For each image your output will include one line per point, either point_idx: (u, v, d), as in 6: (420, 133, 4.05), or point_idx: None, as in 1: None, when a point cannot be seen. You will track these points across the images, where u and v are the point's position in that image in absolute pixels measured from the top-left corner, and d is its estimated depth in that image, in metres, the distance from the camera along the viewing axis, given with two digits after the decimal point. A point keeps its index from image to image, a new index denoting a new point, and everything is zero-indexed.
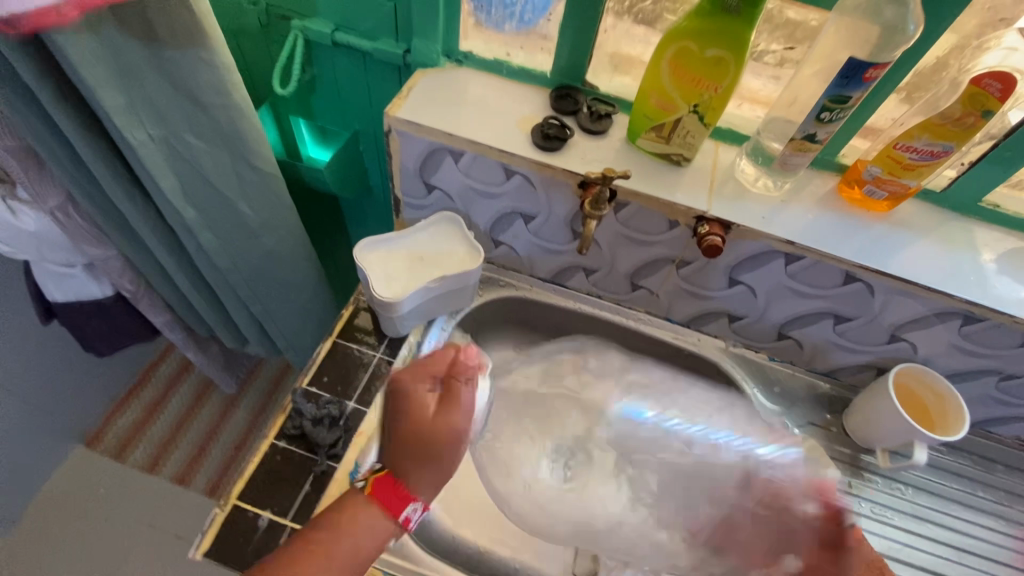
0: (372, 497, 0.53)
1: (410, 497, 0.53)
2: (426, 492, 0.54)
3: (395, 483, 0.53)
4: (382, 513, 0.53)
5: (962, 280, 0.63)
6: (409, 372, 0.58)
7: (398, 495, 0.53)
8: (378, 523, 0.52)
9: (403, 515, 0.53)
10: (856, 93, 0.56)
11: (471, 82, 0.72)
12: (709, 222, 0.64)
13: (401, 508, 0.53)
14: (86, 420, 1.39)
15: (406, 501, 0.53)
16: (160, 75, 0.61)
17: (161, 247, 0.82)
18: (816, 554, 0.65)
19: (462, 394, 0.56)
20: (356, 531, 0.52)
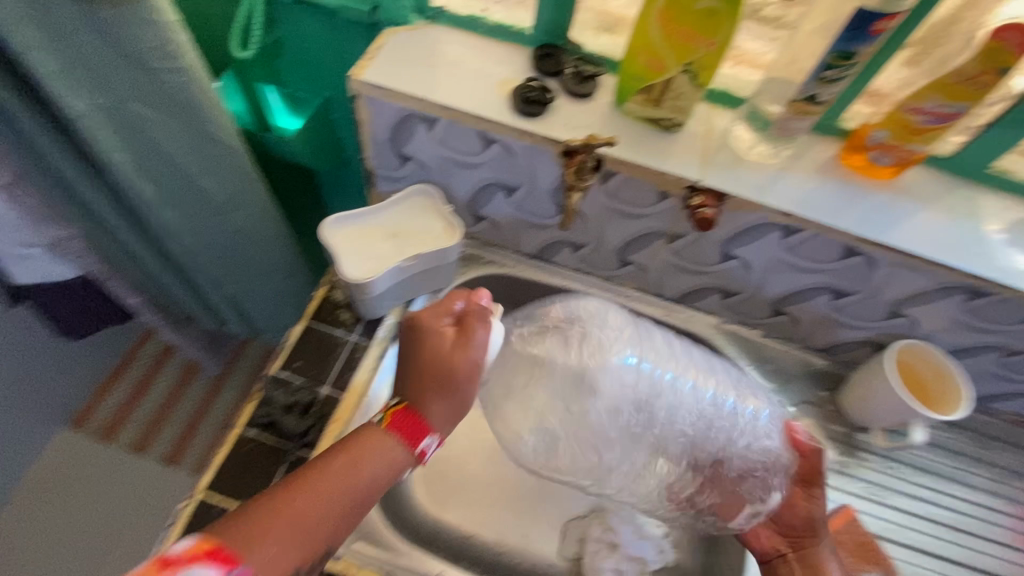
0: (390, 428, 0.53)
1: (426, 430, 0.54)
2: (440, 420, 0.54)
3: (415, 417, 0.54)
4: (399, 444, 0.53)
5: (968, 252, 0.60)
6: (429, 310, 0.59)
7: (415, 427, 0.53)
8: (394, 456, 0.52)
9: (420, 446, 0.53)
10: (862, 49, 0.51)
11: (445, 42, 0.67)
12: (703, 193, 0.60)
13: (418, 440, 0.53)
14: (69, 403, 1.36)
15: (422, 433, 0.53)
16: (96, 38, 0.55)
17: (123, 225, 0.78)
18: None
19: (476, 332, 0.56)
20: (369, 465, 0.50)
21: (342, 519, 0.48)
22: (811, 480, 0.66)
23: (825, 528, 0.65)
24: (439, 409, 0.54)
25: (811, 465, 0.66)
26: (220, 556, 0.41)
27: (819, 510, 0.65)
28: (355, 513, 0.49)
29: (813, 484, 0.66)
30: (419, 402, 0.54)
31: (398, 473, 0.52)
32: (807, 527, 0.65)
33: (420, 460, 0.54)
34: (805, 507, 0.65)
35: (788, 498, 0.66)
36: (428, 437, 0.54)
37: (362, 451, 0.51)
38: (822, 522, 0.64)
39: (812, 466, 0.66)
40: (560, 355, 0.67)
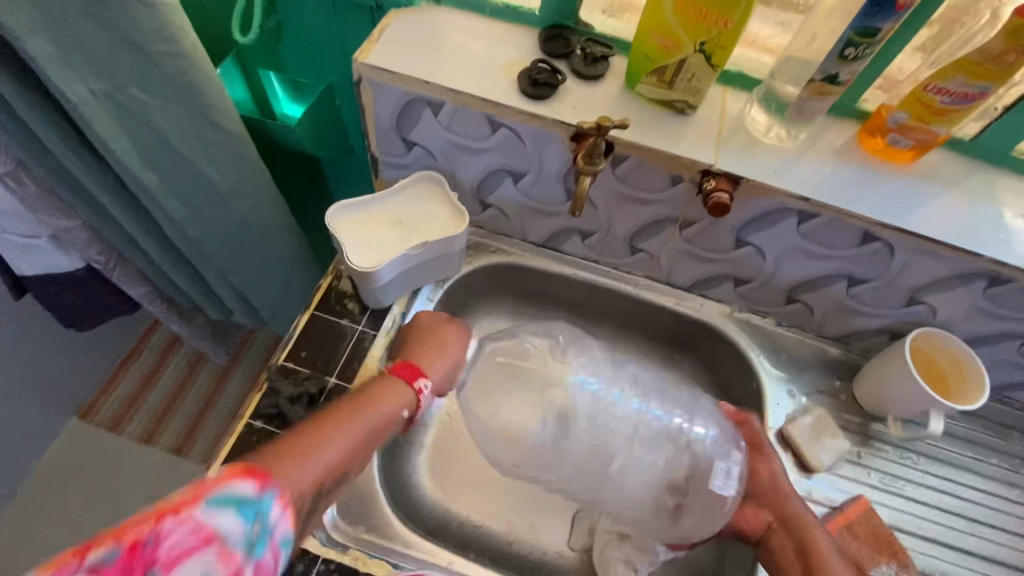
0: (389, 376, 0.58)
1: (422, 372, 0.60)
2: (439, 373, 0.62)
3: (411, 364, 0.60)
4: (399, 384, 0.58)
5: (991, 237, 0.58)
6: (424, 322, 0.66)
7: (412, 370, 0.60)
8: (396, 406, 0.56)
9: (416, 387, 0.58)
10: (886, 25, 0.49)
11: (451, 24, 0.65)
12: (716, 177, 0.58)
13: (416, 378, 0.59)
14: (77, 394, 1.37)
15: (419, 373, 0.60)
16: (94, 20, 0.53)
17: (126, 215, 0.77)
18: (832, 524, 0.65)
19: (454, 334, 0.66)
20: (371, 408, 0.54)
21: (358, 450, 0.51)
22: (761, 443, 0.66)
23: (792, 489, 0.64)
24: (429, 358, 0.62)
25: (751, 430, 0.67)
26: (255, 475, 0.41)
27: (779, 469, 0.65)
28: (364, 449, 0.51)
29: (759, 451, 0.66)
30: (415, 357, 0.62)
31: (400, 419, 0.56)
32: (778, 491, 0.63)
33: (417, 402, 0.59)
34: (758, 465, 0.65)
35: (747, 463, 0.66)
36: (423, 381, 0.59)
37: (374, 400, 0.55)
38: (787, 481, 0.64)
39: (754, 430, 0.67)
40: (521, 361, 0.70)
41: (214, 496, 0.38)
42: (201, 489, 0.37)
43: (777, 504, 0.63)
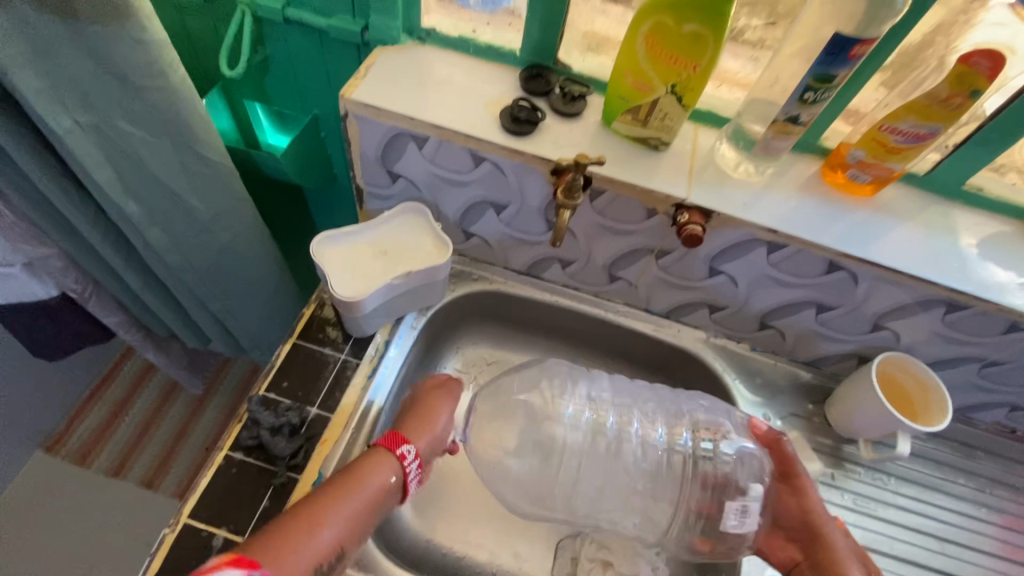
0: (376, 451, 0.58)
1: (403, 437, 0.59)
2: (426, 447, 0.62)
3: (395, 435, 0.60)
4: (385, 453, 0.58)
5: (946, 266, 0.62)
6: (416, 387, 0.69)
7: (394, 437, 0.59)
8: (385, 484, 0.55)
9: (401, 453, 0.58)
10: (841, 72, 0.52)
11: (436, 62, 0.68)
12: (689, 210, 0.61)
13: (397, 444, 0.58)
14: (43, 426, 1.31)
15: (401, 439, 0.59)
16: (84, 55, 0.54)
17: (105, 244, 0.76)
18: None
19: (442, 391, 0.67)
20: (363, 479, 0.54)
21: (352, 523, 0.52)
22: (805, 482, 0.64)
23: (825, 517, 0.62)
24: (419, 427, 0.62)
25: (780, 455, 0.65)
26: (243, 562, 0.44)
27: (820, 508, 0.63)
28: (365, 518, 0.53)
29: (802, 490, 0.63)
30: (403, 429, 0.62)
31: (392, 488, 0.56)
32: (808, 525, 0.62)
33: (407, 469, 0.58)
34: (793, 504, 0.64)
35: (774, 496, 0.65)
36: (405, 446, 0.58)
37: (364, 485, 0.54)
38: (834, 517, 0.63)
39: (784, 454, 0.65)
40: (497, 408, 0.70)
41: None
42: None
43: (810, 542, 0.62)
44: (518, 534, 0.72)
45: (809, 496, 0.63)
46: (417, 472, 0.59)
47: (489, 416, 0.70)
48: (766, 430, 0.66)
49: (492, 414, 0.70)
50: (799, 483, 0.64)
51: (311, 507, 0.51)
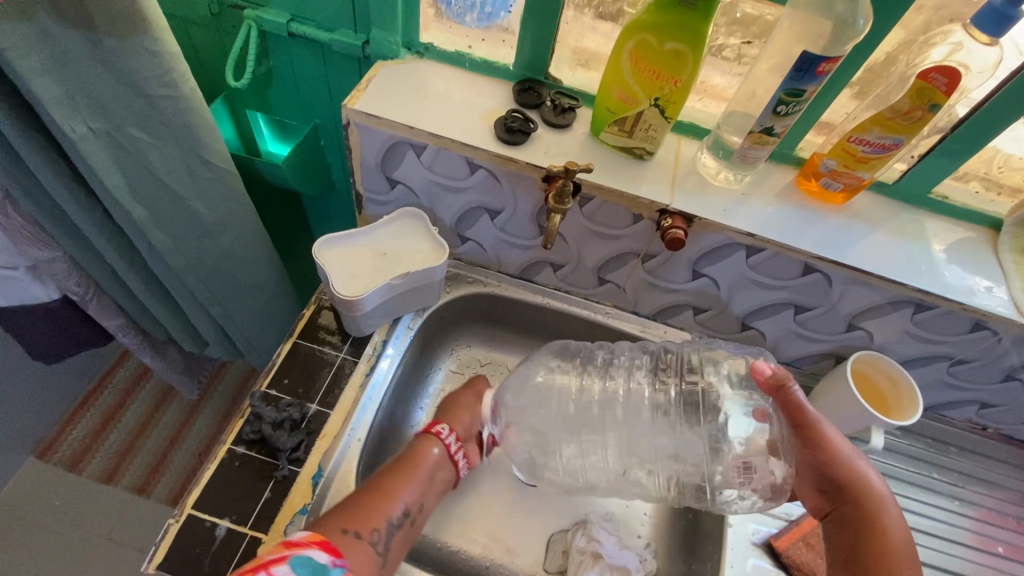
0: (417, 438, 0.67)
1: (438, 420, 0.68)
2: (465, 431, 0.70)
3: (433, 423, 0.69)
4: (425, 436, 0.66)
5: (913, 268, 0.66)
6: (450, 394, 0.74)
7: (432, 422, 0.68)
8: (431, 458, 0.64)
9: (439, 432, 0.66)
10: (810, 87, 0.56)
11: (433, 75, 0.71)
12: (672, 215, 0.64)
13: (433, 426, 0.67)
14: (36, 431, 1.31)
15: (436, 422, 0.68)
16: (100, 66, 0.57)
17: (110, 247, 0.78)
18: (783, 540, 0.66)
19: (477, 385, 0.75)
20: (412, 460, 0.63)
21: (409, 492, 0.60)
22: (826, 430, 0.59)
23: (846, 466, 0.59)
24: (455, 414, 0.71)
25: (787, 407, 0.59)
26: (329, 547, 0.48)
27: (843, 452, 0.60)
28: (421, 487, 0.62)
29: (818, 443, 0.59)
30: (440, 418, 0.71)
31: (439, 461, 0.65)
32: (824, 475, 0.60)
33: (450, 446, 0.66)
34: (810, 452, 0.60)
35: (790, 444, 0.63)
36: (440, 427, 0.67)
37: (417, 464, 0.63)
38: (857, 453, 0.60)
39: (788, 404, 0.58)
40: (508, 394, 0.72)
41: (295, 558, 0.45)
42: (289, 547, 0.46)
43: (837, 489, 0.60)
44: (510, 529, 0.74)
45: (828, 446, 0.59)
46: (461, 453, 0.67)
47: (498, 396, 0.72)
48: (771, 375, 0.58)
49: (504, 400, 0.72)
50: (818, 437, 0.59)
51: (374, 483, 0.60)
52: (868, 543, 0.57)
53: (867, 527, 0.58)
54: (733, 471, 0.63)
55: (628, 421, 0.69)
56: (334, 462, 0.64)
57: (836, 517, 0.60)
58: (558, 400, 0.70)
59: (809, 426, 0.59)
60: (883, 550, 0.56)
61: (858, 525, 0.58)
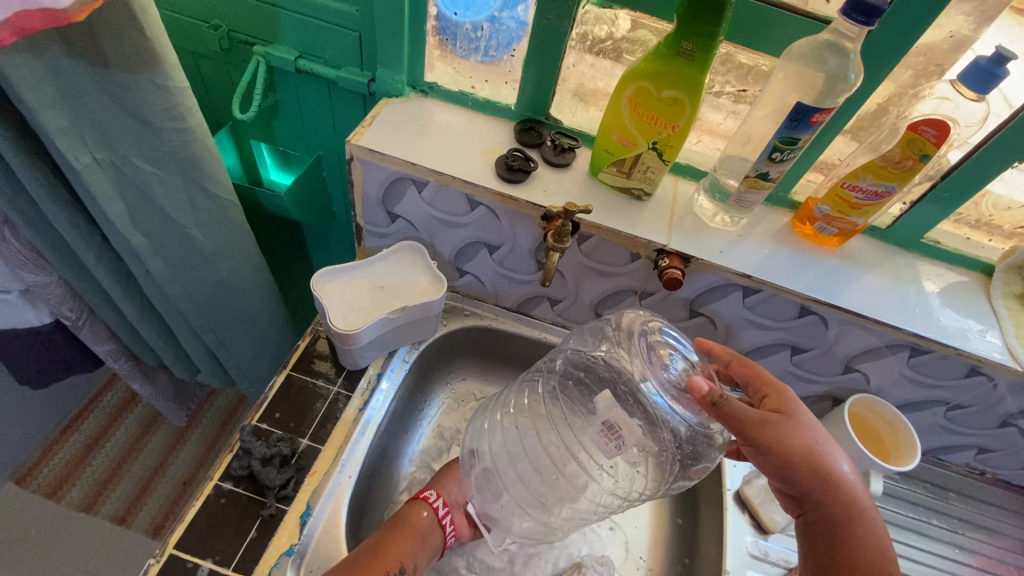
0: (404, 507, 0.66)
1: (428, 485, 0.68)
2: (452, 497, 0.69)
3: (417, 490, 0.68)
4: (415, 500, 0.66)
5: (907, 312, 0.66)
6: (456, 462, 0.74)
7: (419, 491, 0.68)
8: (422, 521, 0.64)
9: (427, 495, 0.66)
10: (804, 135, 0.57)
11: (436, 114, 0.73)
12: (670, 255, 0.65)
13: (422, 491, 0.67)
14: (16, 456, 1.28)
15: (426, 487, 0.68)
16: (108, 100, 0.58)
17: (106, 273, 0.78)
18: None
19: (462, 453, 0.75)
20: (402, 524, 0.63)
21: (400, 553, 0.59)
22: (775, 430, 0.53)
23: (806, 457, 0.53)
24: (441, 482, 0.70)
25: (724, 409, 0.54)
26: None
27: (799, 449, 0.53)
28: (411, 547, 0.61)
29: (769, 448, 0.53)
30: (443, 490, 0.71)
31: (428, 523, 0.64)
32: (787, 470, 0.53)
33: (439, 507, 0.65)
34: (760, 454, 0.54)
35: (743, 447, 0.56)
36: (428, 494, 0.67)
37: (407, 528, 0.62)
38: (818, 443, 0.53)
39: (728, 412, 0.54)
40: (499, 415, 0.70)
41: None
42: None
43: (801, 488, 0.54)
44: None
45: (780, 449, 0.53)
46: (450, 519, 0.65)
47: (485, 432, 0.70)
48: (707, 391, 0.53)
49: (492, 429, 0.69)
50: (766, 439, 0.53)
51: (369, 544, 0.59)
52: (842, 552, 0.51)
53: (839, 531, 0.52)
54: (598, 436, 0.57)
55: (557, 410, 0.65)
56: (323, 501, 0.62)
57: (807, 522, 0.54)
58: (518, 409, 0.68)
59: (751, 432, 0.53)
60: (857, 554, 0.50)
61: (832, 530, 0.52)
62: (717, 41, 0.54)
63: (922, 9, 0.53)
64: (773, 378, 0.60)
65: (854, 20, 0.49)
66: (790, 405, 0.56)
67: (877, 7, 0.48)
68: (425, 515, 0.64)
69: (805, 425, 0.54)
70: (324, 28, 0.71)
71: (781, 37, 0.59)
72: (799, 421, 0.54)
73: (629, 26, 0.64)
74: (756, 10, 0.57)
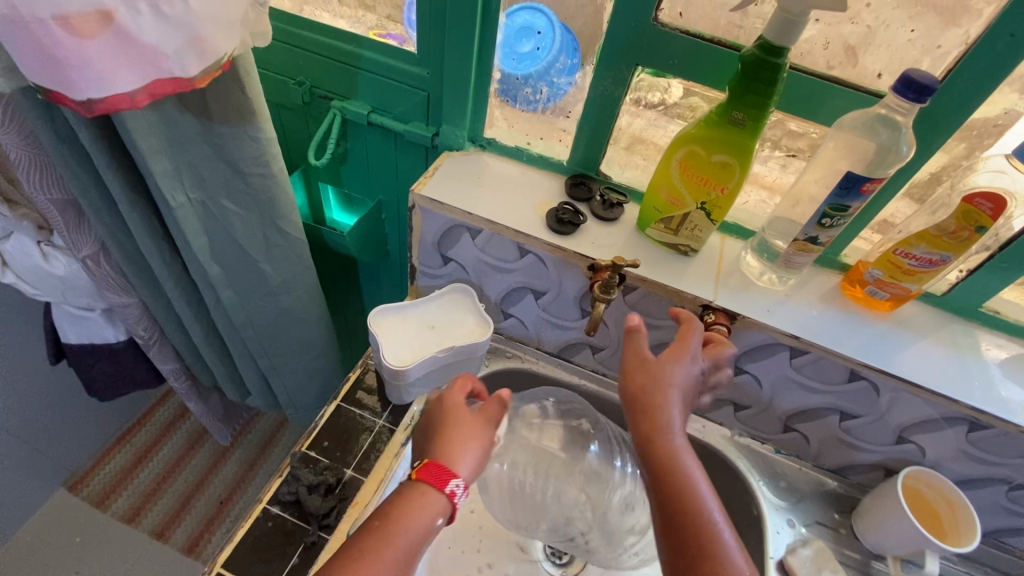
0: (419, 484, 0.51)
1: (451, 471, 0.52)
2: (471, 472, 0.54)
3: (438, 464, 0.52)
4: (429, 490, 0.51)
5: (964, 384, 0.64)
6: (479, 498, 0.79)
7: (440, 471, 0.52)
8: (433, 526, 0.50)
9: (448, 488, 0.51)
10: (854, 203, 0.58)
11: (492, 167, 0.77)
12: (716, 311, 0.66)
13: (445, 480, 0.52)
14: (74, 463, 1.36)
15: (448, 474, 0.52)
16: (207, 148, 0.65)
17: (180, 298, 0.84)
18: None
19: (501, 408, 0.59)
20: (414, 520, 0.49)
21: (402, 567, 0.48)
22: (646, 387, 0.54)
23: (669, 404, 0.53)
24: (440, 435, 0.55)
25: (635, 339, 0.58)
26: None
27: (661, 427, 0.52)
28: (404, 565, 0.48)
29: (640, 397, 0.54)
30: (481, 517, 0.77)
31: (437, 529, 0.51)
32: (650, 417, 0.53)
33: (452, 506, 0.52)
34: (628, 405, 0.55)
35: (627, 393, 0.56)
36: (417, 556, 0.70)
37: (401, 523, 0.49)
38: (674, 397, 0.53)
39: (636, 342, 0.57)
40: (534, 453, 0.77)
41: None
42: None
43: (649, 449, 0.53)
44: None
45: (648, 397, 0.54)
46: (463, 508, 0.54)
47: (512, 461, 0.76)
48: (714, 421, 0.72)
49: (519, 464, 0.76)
50: (637, 400, 0.54)
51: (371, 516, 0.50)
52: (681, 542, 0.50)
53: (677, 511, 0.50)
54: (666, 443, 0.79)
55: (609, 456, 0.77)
56: None
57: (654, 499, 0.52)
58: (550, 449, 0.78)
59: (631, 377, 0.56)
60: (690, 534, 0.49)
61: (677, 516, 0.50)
62: (768, 111, 0.56)
63: (977, 86, 0.54)
64: (691, 337, 0.57)
65: (906, 97, 0.51)
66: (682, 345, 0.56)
67: (928, 86, 0.49)
68: (438, 520, 0.50)
69: (673, 378, 0.54)
70: (396, 87, 0.78)
71: (833, 108, 0.60)
72: (676, 392, 0.54)
73: (681, 94, 0.67)
74: (807, 83, 0.60)
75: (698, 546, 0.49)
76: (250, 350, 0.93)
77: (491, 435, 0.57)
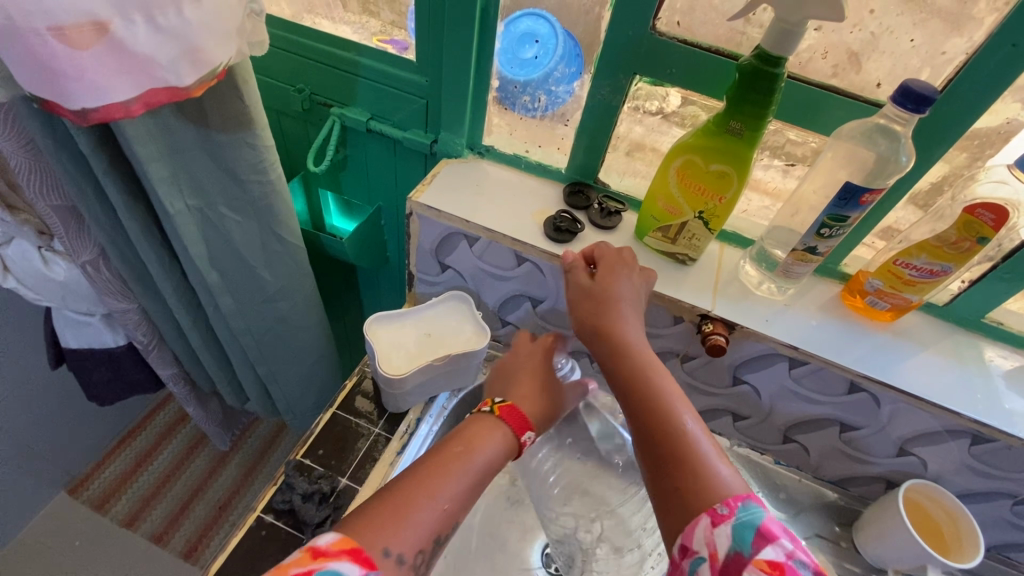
0: (502, 418, 0.59)
1: (528, 423, 0.60)
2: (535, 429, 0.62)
3: (520, 413, 0.60)
4: (507, 430, 0.58)
5: (967, 396, 0.63)
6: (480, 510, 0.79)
7: (520, 420, 0.60)
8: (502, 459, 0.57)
9: (524, 435, 0.59)
10: (853, 214, 0.58)
11: (490, 174, 0.77)
12: (714, 321, 0.65)
13: (523, 429, 0.59)
14: (74, 466, 1.36)
15: (526, 424, 0.60)
16: (205, 155, 0.65)
17: (179, 304, 0.84)
18: None
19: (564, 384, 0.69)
20: (490, 442, 0.56)
21: (476, 485, 0.53)
22: (601, 309, 0.59)
23: (615, 316, 0.59)
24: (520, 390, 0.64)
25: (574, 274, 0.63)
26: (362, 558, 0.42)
27: (615, 340, 0.58)
28: (480, 485, 0.53)
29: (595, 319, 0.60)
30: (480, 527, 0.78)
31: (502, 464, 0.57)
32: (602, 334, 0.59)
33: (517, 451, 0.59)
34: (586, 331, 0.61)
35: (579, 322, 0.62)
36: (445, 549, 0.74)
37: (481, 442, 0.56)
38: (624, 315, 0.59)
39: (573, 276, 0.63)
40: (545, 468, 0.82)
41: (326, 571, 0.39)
42: None
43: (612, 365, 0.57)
44: None
45: (601, 316, 0.59)
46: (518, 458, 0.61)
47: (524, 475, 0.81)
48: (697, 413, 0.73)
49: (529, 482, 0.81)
50: (595, 328, 0.59)
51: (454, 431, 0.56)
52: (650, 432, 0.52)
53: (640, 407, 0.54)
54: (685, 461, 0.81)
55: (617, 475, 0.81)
56: None
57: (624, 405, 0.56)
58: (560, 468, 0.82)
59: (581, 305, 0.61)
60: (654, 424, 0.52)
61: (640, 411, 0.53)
62: (766, 121, 0.55)
63: (978, 95, 0.54)
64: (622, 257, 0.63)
65: (905, 108, 0.50)
66: (619, 269, 0.62)
67: (927, 96, 0.49)
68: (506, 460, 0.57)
69: (620, 297, 0.60)
70: (395, 94, 0.78)
71: (832, 117, 0.60)
72: (631, 312, 0.60)
73: (679, 102, 0.67)
74: (806, 92, 0.59)
75: (662, 435, 0.51)
76: (248, 355, 0.92)
77: (551, 403, 0.65)
